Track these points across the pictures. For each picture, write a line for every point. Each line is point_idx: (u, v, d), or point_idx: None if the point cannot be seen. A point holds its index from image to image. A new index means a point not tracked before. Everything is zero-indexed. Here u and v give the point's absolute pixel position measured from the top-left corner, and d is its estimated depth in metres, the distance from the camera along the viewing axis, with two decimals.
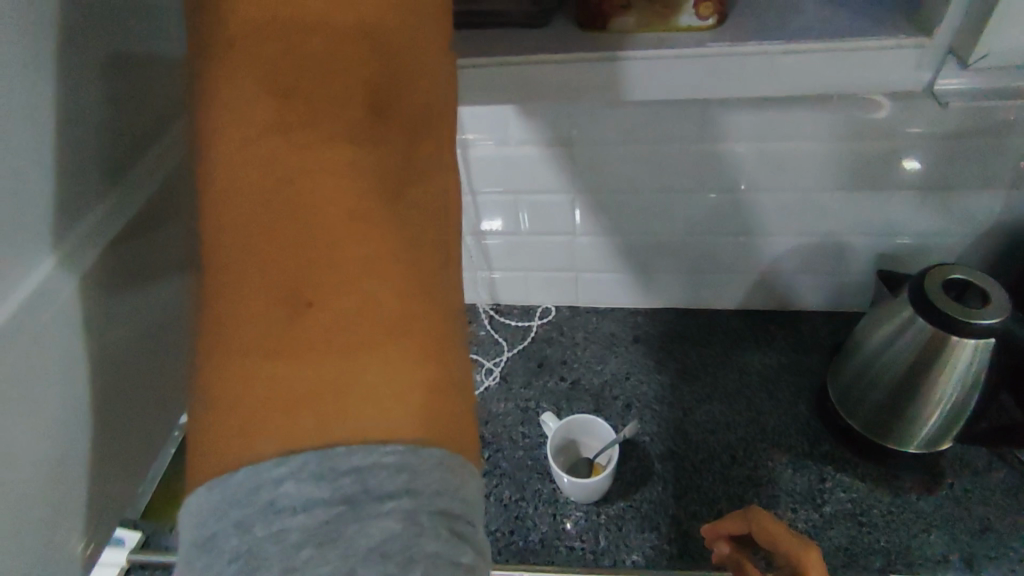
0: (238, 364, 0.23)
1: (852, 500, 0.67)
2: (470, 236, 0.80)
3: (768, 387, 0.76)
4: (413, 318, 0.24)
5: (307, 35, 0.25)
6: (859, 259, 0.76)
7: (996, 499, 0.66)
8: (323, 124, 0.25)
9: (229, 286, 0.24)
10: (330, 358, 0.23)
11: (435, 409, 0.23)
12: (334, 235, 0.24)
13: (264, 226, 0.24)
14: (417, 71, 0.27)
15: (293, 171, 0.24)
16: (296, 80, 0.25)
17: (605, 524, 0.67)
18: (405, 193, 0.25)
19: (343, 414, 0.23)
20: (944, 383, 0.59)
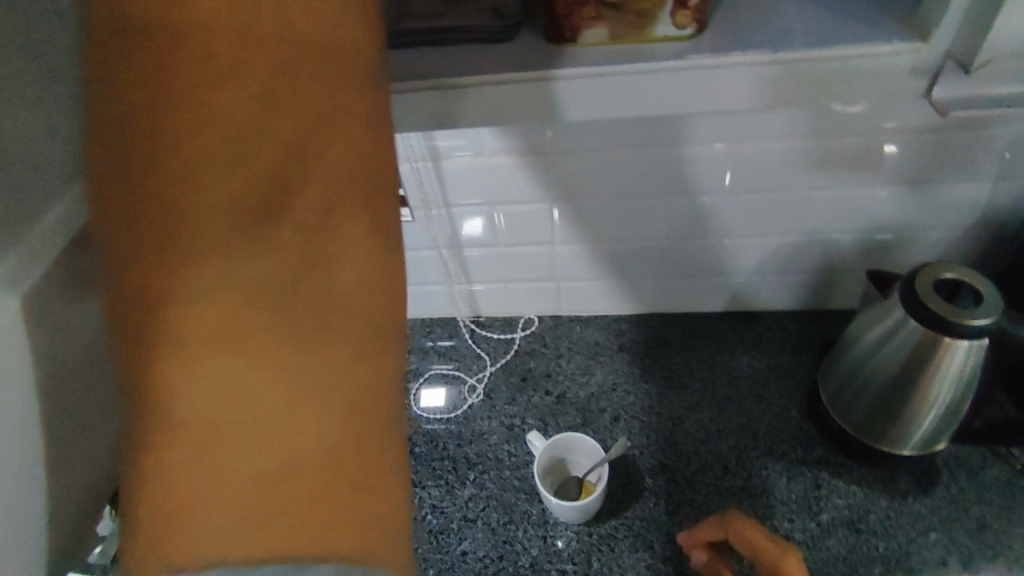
0: (172, 458, 0.25)
1: (848, 507, 0.65)
2: (446, 249, 0.77)
3: (757, 391, 0.74)
4: (335, 421, 0.25)
5: (206, 114, 0.24)
6: (845, 257, 0.74)
7: (992, 497, 0.65)
8: (229, 223, 0.24)
9: (159, 379, 0.25)
10: (261, 460, 0.25)
11: (356, 508, 0.26)
12: (254, 344, 0.25)
13: (186, 333, 0.25)
14: (332, 144, 0.26)
15: (209, 278, 0.25)
16: (201, 171, 0.24)
17: (597, 545, 0.65)
18: (324, 290, 0.25)
19: (273, 510, 0.25)
20: (939, 385, 0.58)
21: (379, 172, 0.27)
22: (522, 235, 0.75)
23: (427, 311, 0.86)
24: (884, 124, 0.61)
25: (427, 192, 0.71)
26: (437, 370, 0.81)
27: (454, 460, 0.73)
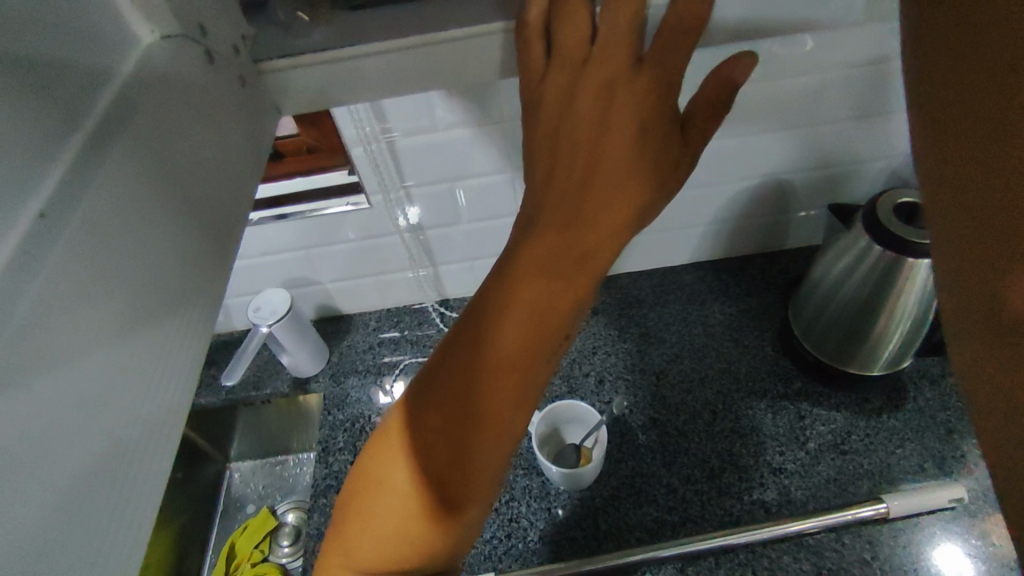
0: (487, 289, 0.39)
1: (832, 432, 0.68)
2: (407, 232, 0.75)
3: (732, 335, 0.77)
4: (483, 416, 0.37)
5: (599, 146, 0.38)
6: (798, 196, 0.76)
7: (954, 402, 0.69)
8: (572, 218, 0.38)
9: (525, 242, 0.38)
10: (459, 382, 0.37)
11: (435, 479, 0.38)
12: (520, 300, 0.37)
13: (540, 237, 0.38)
14: (606, 218, 0.38)
15: (559, 219, 0.38)
16: (587, 155, 0.38)
17: (602, 507, 0.65)
18: (547, 321, 0.37)
19: (438, 413, 0.38)
20: (905, 306, 0.60)
21: (610, 242, 0.38)
22: (481, 209, 0.73)
23: (393, 300, 0.85)
24: (832, 60, 0.62)
25: (385, 175, 0.68)
26: (411, 359, 0.80)
27: None
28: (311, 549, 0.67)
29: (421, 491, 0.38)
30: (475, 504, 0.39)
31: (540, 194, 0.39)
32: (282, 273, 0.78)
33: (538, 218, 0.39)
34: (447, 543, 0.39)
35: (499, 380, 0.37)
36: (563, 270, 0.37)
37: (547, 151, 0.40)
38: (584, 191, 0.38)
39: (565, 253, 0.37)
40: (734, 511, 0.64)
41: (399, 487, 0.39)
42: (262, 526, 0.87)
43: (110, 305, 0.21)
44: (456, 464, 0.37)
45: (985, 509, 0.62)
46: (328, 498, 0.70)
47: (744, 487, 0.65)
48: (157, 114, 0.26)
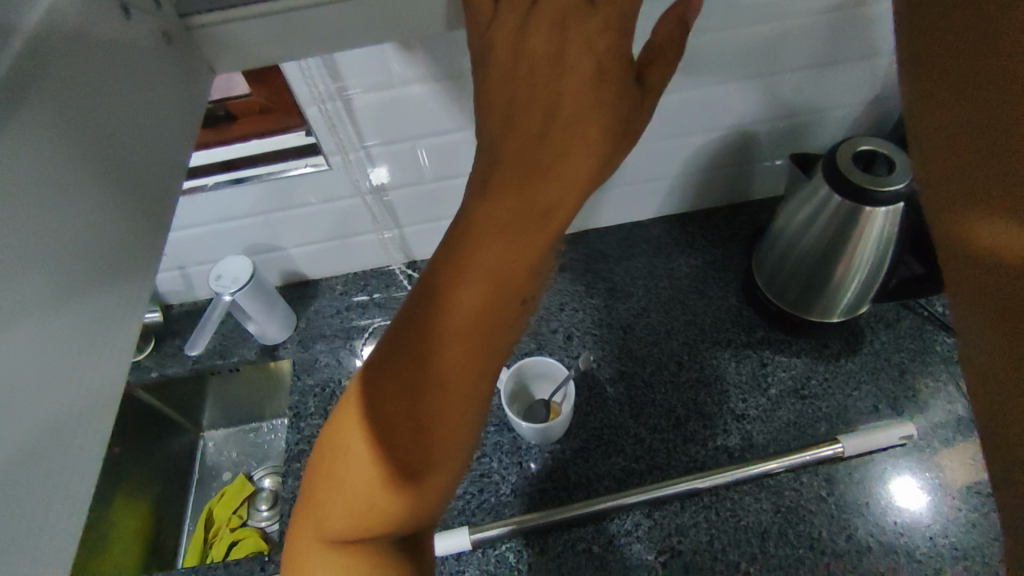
0: (447, 248, 0.38)
1: (792, 377, 0.70)
2: (369, 193, 0.74)
3: (697, 286, 0.78)
4: (449, 378, 0.37)
5: (554, 95, 0.37)
6: (759, 147, 0.77)
7: (907, 344, 0.71)
8: (530, 171, 0.37)
9: (484, 199, 0.38)
10: (423, 346, 0.38)
11: (401, 444, 0.38)
12: (481, 259, 0.37)
13: (499, 193, 0.37)
14: (565, 172, 0.37)
15: (516, 173, 0.37)
16: (542, 105, 0.38)
17: (573, 459, 0.67)
18: (508, 279, 0.37)
19: (402, 377, 0.38)
20: (862, 253, 0.62)
21: (571, 194, 0.38)
22: (444, 167, 0.72)
23: (360, 264, 0.84)
24: (791, 7, 0.61)
25: (342, 134, 0.66)
26: (380, 322, 0.80)
27: None
28: (287, 512, 0.67)
29: (391, 452, 0.38)
30: (444, 466, 0.39)
31: (495, 147, 0.38)
32: (242, 239, 0.76)
33: (495, 173, 0.38)
34: (419, 505, 0.39)
35: (463, 341, 0.37)
36: (523, 227, 0.37)
37: (500, 99, 0.39)
38: (541, 143, 0.37)
39: (525, 210, 0.37)
40: (698, 457, 0.66)
41: (368, 452, 0.39)
42: (238, 492, 0.87)
43: (27, 287, 0.20)
44: (421, 424, 0.38)
45: (932, 444, 0.65)
46: (302, 463, 0.70)
47: (708, 434, 0.67)
48: (69, 76, 0.24)
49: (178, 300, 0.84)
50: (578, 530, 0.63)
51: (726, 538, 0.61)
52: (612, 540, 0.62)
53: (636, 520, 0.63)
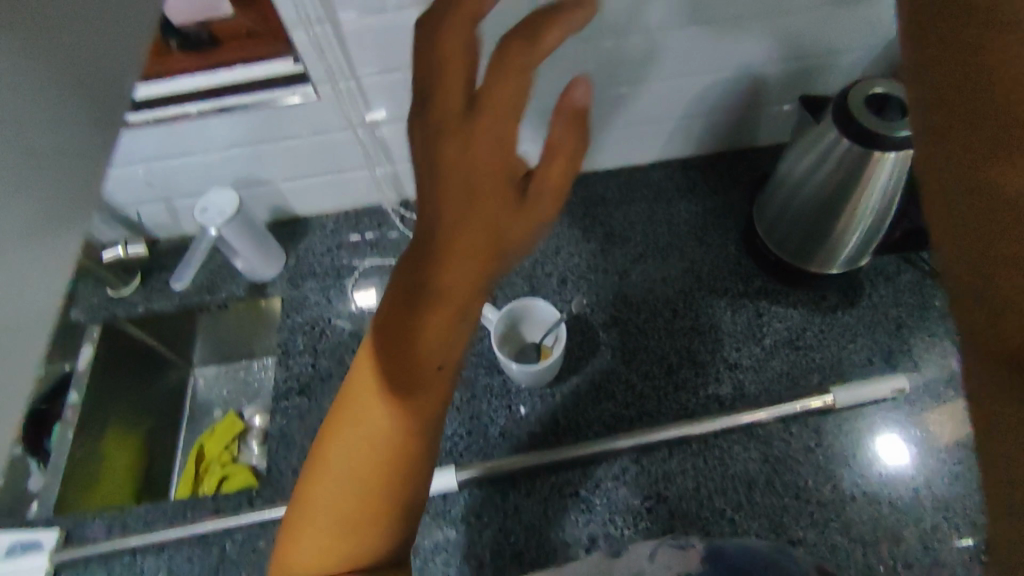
0: (384, 303, 0.34)
1: (788, 328, 0.69)
2: (361, 127, 0.70)
3: (696, 234, 0.76)
4: (393, 448, 0.35)
5: (459, 129, 0.30)
6: (769, 90, 0.73)
7: (907, 298, 0.70)
8: (451, 239, 0.32)
9: (416, 272, 0.33)
10: (359, 406, 0.35)
11: (360, 520, 0.35)
12: (413, 332, 0.33)
13: (424, 265, 0.32)
14: (483, 230, 0.31)
15: (434, 235, 0.32)
16: (451, 143, 0.30)
17: (562, 403, 0.66)
18: (435, 343, 0.33)
19: (353, 447, 0.35)
20: (867, 202, 0.60)
21: (492, 247, 0.32)
22: None
23: (351, 202, 0.81)
24: None
25: (330, 61, 0.62)
26: (371, 261, 0.78)
27: None
28: (275, 449, 0.67)
29: (349, 491, 0.35)
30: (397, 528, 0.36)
31: (419, 212, 0.32)
32: (228, 172, 0.74)
33: (421, 240, 0.32)
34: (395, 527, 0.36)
35: (404, 408, 0.34)
36: (452, 287, 0.32)
37: (418, 145, 0.32)
38: (456, 204, 0.31)
39: (445, 271, 0.32)
40: (689, 406, 0.65)
41: (328, 492, 0.35)
42: (229, 428, 0.87)
43: None
44: (369, 501, 0.35)
45: (925, 399, 0.65)
46: (290, 401, 0.70)
47: (700, 382, 0.67)
48: None
49: (164, 234, 0.82)
50: (565, 473, 0.63)
51: (713, 485, 0.61)
52: (599, 484, 0.62)
53: (623, 465, 0.63)
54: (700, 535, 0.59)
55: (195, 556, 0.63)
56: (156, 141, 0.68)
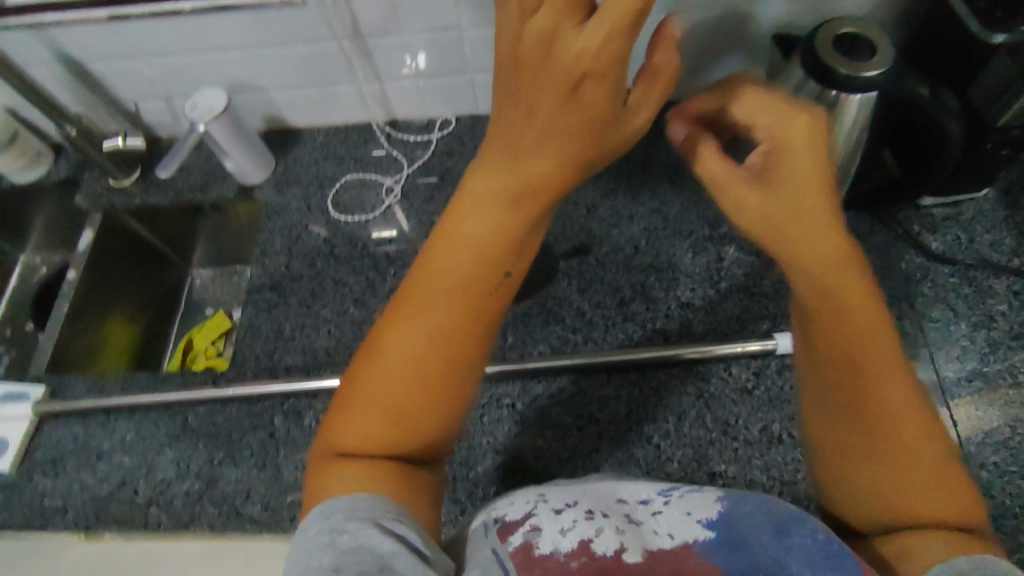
0: (509, 215, 0.43)
1: (746, 275, 0.70)
2: (347, 38, 0.72)
3: (672, 175, 0.76)
4: (487, 271, 0.43)
5: (575, 91, 0.38)
6: (759, 36, 0.71)
7: (873, 258, 0.69)
8: (554, 124, 0.40)
9: (517, 207, 0.42)
10: (486, 283, 0.43)
11: (485, 296, 0.43)
12: (513, 217, 0.43)
13: (522, 201, 0.42)
14: (562, 136, 0.40)
15: (552, 135, 0.40)
16: (564, 91, 0.38)
17: (513, 322, 0.69)
18: (519, 203, 0.42)
19: (485, 257, 0.43)
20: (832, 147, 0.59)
21: (541, 190, 0.42)
22: (417, 18, 0.70)
23: (342, 118, 0.84)
24: None
25: None
26: (353, 176, 0.81)
27: (375, 258, 0.75)
28: (242, 337, 0.72)
29: (484, 239, 0.43)
30: (457, 329, 0.43)
31: (533, 141, 0.41)
32: (224, 74, 0.77)
33: (536, 125, 0.40)
34: (457, 346, 0.43)
35: (478, 269, 0.43)
36: (545, 155, 0.41)
37: (545, 102, 0.39)
38: (547, 109, 0.39)
39: (563, 104, 0.39)
40: (635, 336, 0.67)
41: (413, 348, 0.43)
42: (217, 325, 0.91)
43: None
44: (485, 264, 0.43)
45: None
46: (262, 295, 0.74)
47: (649, 316, 0.68)
48: None
49: (167, 133, 0.86)
50: (504, 387, 0.66)
51: (645, 411, 0.63)
52: (537, 399, 0.65)
53: (562, 384, 0.65)
54: (624, 455, 0.61)
55: (159, 421, 0.68)
56: (156, 31, 0.71)
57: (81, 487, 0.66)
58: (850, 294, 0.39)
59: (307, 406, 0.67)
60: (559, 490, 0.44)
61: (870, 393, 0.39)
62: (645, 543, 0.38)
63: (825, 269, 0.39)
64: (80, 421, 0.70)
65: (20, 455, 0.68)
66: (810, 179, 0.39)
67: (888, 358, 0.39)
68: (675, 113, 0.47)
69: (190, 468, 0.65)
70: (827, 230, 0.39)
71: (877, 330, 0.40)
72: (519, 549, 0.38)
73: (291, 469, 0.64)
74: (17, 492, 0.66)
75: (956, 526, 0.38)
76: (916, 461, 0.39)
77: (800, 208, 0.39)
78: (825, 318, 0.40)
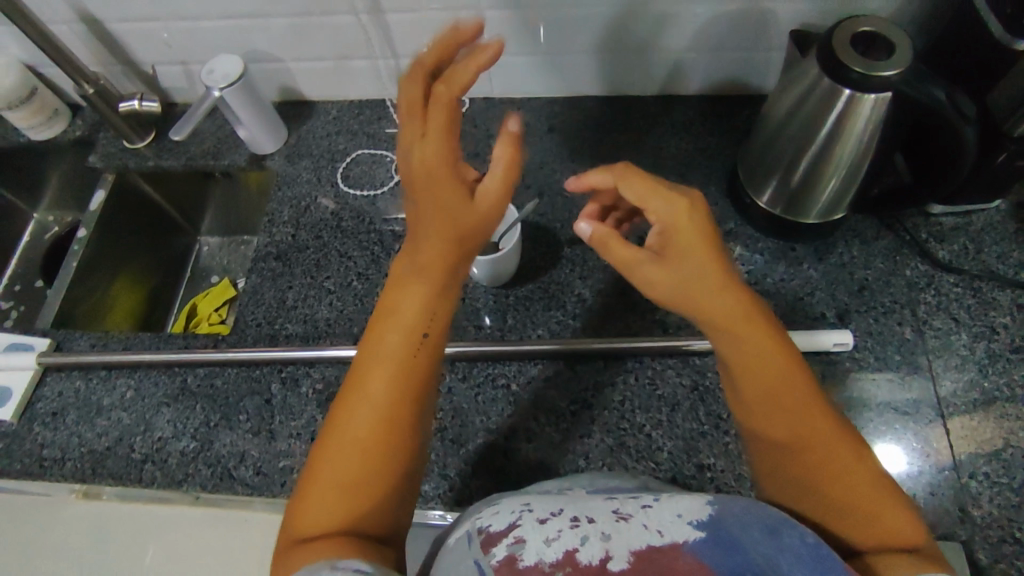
0: (418, 291, 0.46)
1: (749, 272, 0.70)
2: (365, 12, 0.72)
3: (681, 169, 0.76)
4: (411, 344, 0.45)
5: (438, 191, 0.43)
6: (778, 34, 0.71)
7: (878, 263, 0.69)
8: (431, 217, 0.44)
9: (421, 283, 0.46)
10: (411, 352, 0.45)
11: (409, 367, 0.45)
12: (425, 292, 0.46)
13: (427, 275, 0.45)
14: (445, 220, 0.44)
15: (431, 223, 0.44)
16: (427, 197, 0.44)
17: (513, 305, 0.70)
18: (420, 274, 0.45)
19: (403, 334, 0.45)
20: (843, 146, 0.59)
21: (443, 258, 0.45)
22: None
23: (356, 93, 0.84)
24: None
25: None
26: (364, 150, 0.81)
27: (381, 233, 0.75)
28: (245, 303, 0.72)
29: (404, 315, 0.45)
30: (393, 398, 0.44)
31: (423, 229, 0.45)
32: (241, 41, 0.77)
33: (418, 218, 0.45)
34: (400, 416, 0.44)
35: (402, 345, 0.45)
36: (430, 233, 0.44)
37: (420, 202, 0.44)
38: (421, 209, 0.44)
39: (431, 200, 0.44)
40: (633, 325, 0.67)
41: (357, 424, 0.43)
42: (222, 293, 0.92)
43: None
44: (408, 336, 0.45)
45: (870, 361, 0.64)
46: (267, 263, 0.74)
47: (650, 307, 0.68)
48: None
49: (183, 99, 0.87)
50: (501, 367, 0.66)
51: (640, 400, 0.63)
52: (532, 382, 0.65)
53: (557, 368, 0.66)
54: (614, 442, 0.61)
55: (159, 381, 0.69)
56: None
57: (79, 440, 0.67)
58: (766, 351, 0.44)
59: (305, 374, 0.67)
60: (544, 500, 0.44)
61: (795, 432, 0.43)
62: (630, 545, 0.38)
63: (735, 320, 0.44)
64: (82, 375, 0.71)
65: (22, 405, 0.69)
66: (702, 249, 0.44)
67: (803, 391, 0.44)
68: (586, 212, 0.55)
69: (187, 428, 0.66)
70: (726, 293, 0.44)
71: (790, 377, 0.44)
72: (502, 562, 0.38)
73: (285, 435, 0.65)
74: (17, 440, 0.68)
75: (903, 547, 0.40)
76: (858, 480, 0.42)
77: (703, 279, 0.44)
78: (744, 373, 0.45)
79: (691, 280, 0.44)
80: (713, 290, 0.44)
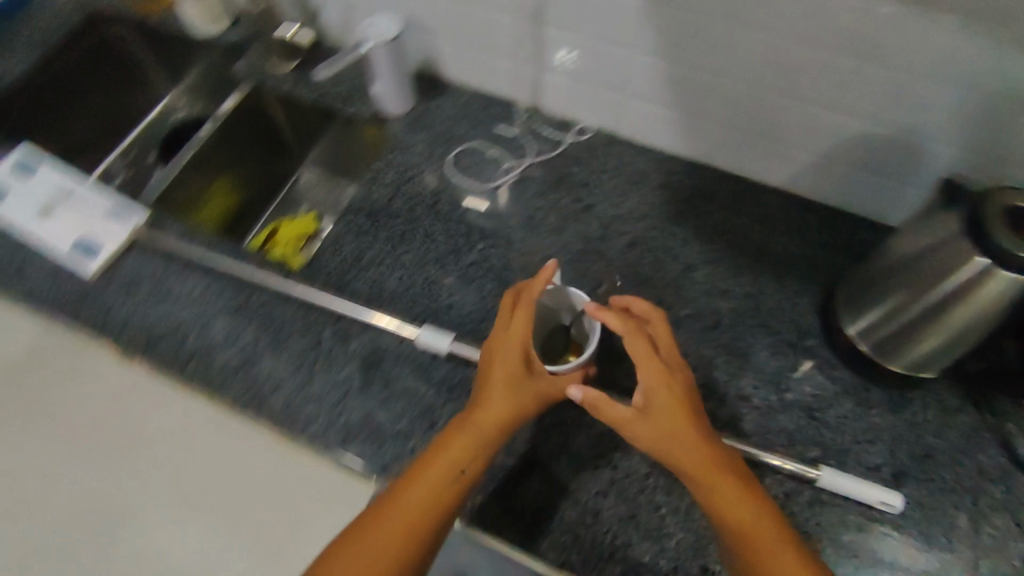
0: (475, 435, 0.53)
1: (814, 395, 0.67)
2: (526, 18, 0.73)
3: (778, 270, 0.74)
4: (455, 473, 0.52)
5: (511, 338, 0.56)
6: (925, 172, 0.67)
7: (952, 436, 0.64)
8: (502, 356, 0.56)
9: (476, 430, 0.53)
10: (451, 479, 0.51)
11: (447, 489, 0.51)
12: (479, 439, 0.53)
13: (485, 426, 0.53)
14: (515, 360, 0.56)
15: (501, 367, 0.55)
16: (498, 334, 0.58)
17: None
18: (479, 420, 0.54)
19: (450, 465, 0.52)
20: (959, 313, 0.55)
21: (501, 414, 0.54)
22: (600, 27, 0.70)
23: (491, 88, 0.86)
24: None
25: None
26: (480, 145, 0.83)
27: (470, 228, 0.76)
28: (325, 248, 0.75)
29: (456, 448, 0.52)
30: (423, 509, 0.50)
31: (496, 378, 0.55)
32: (405, 7, 0.80)
33: (494, 367, 0.56)
34: (424, 528, 0.50)
35: (446, 471, 0.52)
36: (499, 384, 0.55)
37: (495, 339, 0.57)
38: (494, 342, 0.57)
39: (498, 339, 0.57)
40: None
41: (400, 510, 0.50)
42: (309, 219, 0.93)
43: None
44: (455, 466, 0.52)
45: (912, 533, 0.60)
46: (357, 218, 0.76)
47: (705, 394, 0.67)
48: None
49: (332, 40, 0.90)
50: None
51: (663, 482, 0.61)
52: (567, 425, 0.64)
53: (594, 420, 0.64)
54: (625, 513, 0.59)
55: (227, 289, 0.72)
56: None
57: (140, 317, 0.70)
58: (732, 493, 0.49)
59: (357, 333, 0.68)
60: None
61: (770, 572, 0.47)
62: None
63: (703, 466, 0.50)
64: (162, 260, 0.74)
65: (103, 266, 0.73)
66: (675, 410, 0.52)
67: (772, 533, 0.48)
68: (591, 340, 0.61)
69: (236, 342, 0.68)
70: (694, 445, 0.51)
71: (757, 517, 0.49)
72: None
73: (319, 383, 0.66)
74: (88, 297, 0.71)
75: None
76: None
77: (672, 435, 0.51)
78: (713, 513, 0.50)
79: (661, 441, 0.52)
80: (683, 445, 0.51)
